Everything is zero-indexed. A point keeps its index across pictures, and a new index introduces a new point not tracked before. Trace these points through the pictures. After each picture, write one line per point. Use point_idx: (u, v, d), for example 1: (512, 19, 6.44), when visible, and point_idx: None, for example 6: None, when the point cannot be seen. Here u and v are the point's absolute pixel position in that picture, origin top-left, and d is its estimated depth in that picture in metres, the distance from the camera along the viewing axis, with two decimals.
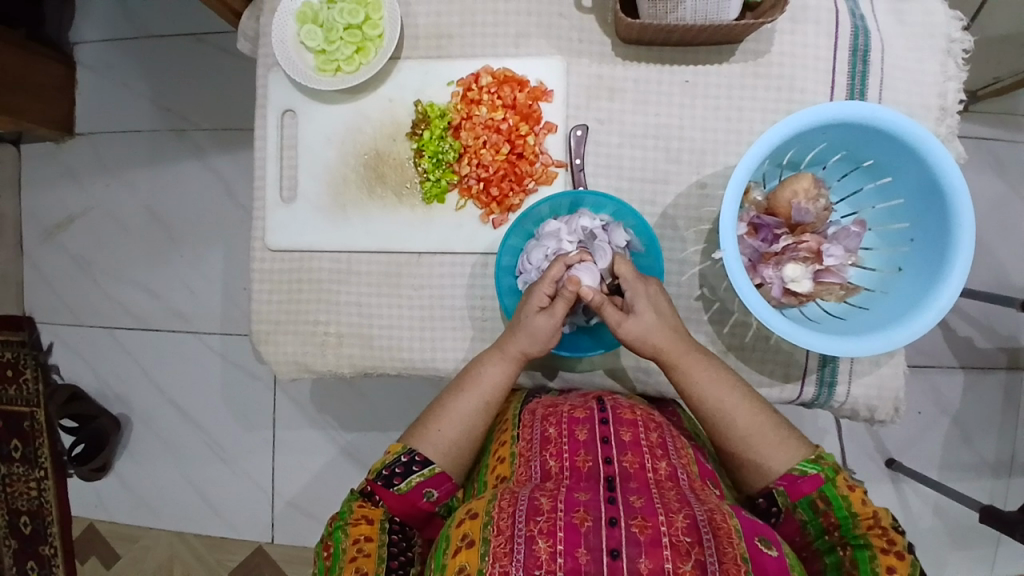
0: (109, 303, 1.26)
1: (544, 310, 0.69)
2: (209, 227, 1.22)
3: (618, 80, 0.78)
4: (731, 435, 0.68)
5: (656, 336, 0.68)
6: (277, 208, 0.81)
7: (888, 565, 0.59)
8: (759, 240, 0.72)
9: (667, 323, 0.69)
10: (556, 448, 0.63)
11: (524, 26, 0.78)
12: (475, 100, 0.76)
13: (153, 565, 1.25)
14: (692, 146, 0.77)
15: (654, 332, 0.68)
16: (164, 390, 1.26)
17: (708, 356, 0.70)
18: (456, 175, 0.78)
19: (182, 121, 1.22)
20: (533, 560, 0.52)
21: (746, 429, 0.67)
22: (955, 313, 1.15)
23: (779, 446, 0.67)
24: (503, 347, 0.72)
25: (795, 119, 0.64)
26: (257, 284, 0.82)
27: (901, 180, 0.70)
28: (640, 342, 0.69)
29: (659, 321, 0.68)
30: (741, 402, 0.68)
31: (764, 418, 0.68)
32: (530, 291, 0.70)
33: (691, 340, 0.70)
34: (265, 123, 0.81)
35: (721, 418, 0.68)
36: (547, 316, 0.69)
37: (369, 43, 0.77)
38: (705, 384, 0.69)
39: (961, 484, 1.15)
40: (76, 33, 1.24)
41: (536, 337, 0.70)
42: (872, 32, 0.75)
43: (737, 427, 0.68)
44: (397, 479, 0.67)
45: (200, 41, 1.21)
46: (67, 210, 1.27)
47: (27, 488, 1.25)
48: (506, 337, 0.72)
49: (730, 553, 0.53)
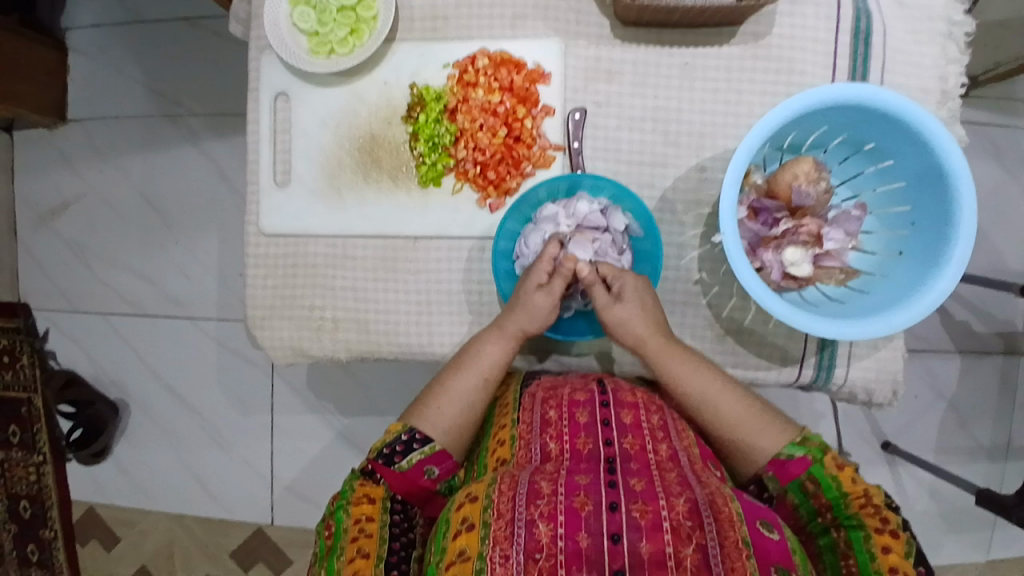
0: (104, 289, 1.26)
1: (541, 289, 0.69)
2: (204, 213, 1.21)
3: (616, 63, 0.77)
4: (716, 424, 0.69)
5: (638, 328, 0.69)
6: (272, 191, 0.80)
7: (884, 544, 0.59)
8: (759, 224, 0.71)
9: (649, 317, 0.69)
10: (556, 431, 0.63)
11: (520, 8, 0.77)
12: (471, 83, 0.75)
13: (153, 549, 1.26)
14: (691, 129, 0.76)
15: (634, 323, 0.69)
16: (161, 376, 1.25)
17: (689, 349, 0.71)
18: (452, 159, 0.77)
19: (175, 105, 1.21)
20: (533, 544, 0.52)
21: (731, 417, 0.68)
22: (954, 298, 1.15)
23: (764, 431, 0.67)
24: (502, 325, 0.72)
25: (796, 101, 0.63)
26: (252, 268, 0.81)
27: (902, 164, 0.69)
28: (622, 331, 0.70)
29: (643, 312, 0.69)
30: (724, 391, 0.69)
31: (747, 406, 0.68)
32: (528, 271, 0.70)
33: (671, 333, 0.71)
34: (259, 106, 0.80)
35: (704, 408, 0.69)
36: (547, 295, 0.69)
37: (364, 25, 0.76)
38: (686, 376, 0.69)
39: (956, 467, 1.16)
40: (66, 15, 1.22)
41: (536, 315, 0.70)
42: (874, 13, 0.74)
43: (723, 415, 0.68)
44: (398, 457, 0.67)
45: (191, 23, 1.19)
46: (60, 195, 1.25)
47: (25, 473, 1.25)
48: (504, 316, 0.72)
49: (731, 538, 0.53)
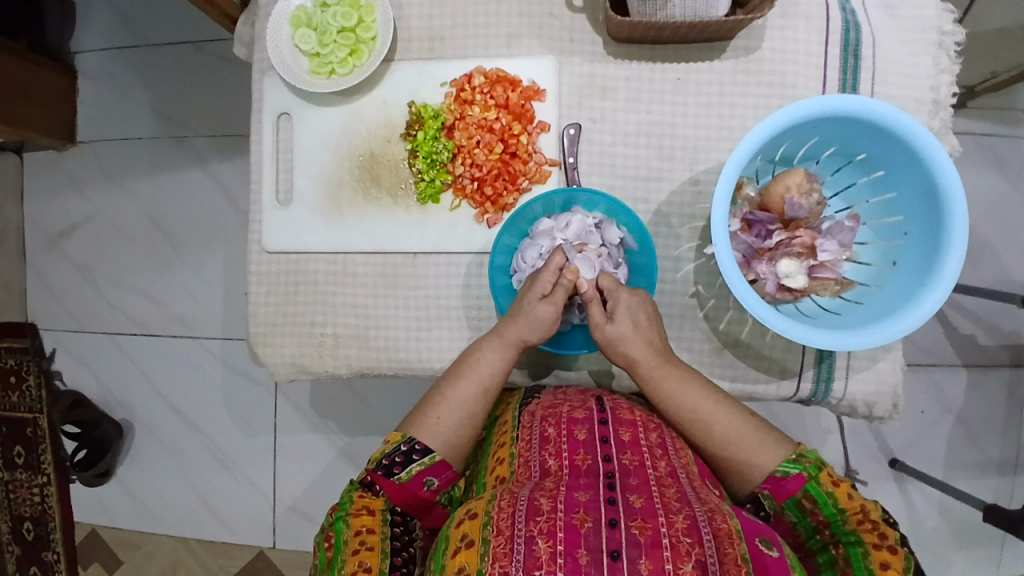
0: (111, 310, 1.27)
1: (545, 299, 0.70)
2: (209, 233, 1.23)
3: (610, 79, 0.78)
4: (711, 444, 0.68)
5: (629, 344, 0.69)
6: (274, 210, 0.81)
7: (882, 561, 0.58)
8: (753, 236, 0.72)
9: (638, 332, 0.69)
10: (555, 448, 0.63)
11: (515, 27, 0.79)
12: (468, 100, 0.77)
13: (157, 571, 1.25)
14: (684, 143, 0.78)
15: (626, 341, 0.69)
16: (166, 396, 1.26)
17: (680, 367, 0.70)
18: (450, 175, 0.78)
19: (182, 128, 1.23)
20: (533, 561, 0.52)
21: (725, 434, 0.67)
22: (956, 310, 1.15)
23: (759, 447, 0.66)
24: (501, 333, 0.72)
25: (785, 113, 0.64)
26: (255, 286, 0.82)
27: (894, 175, 0.69)
28: (614, 350, 0.70)
29: (637, 331, 0.69)
30: (716, 407, 0.68)
31: (740, 422, 0.68)
32: (533, 280, 0.71)
33: (662, 350, 0.71)
34: (262, 126, 0.82)
35: (698, 427, 0.68)
36: (551, 304, 0.69)
37: (363, 45, 0.78)
38: (677, 395, 0.69)
39: (965, 482, 1.15)
40: (77, 41, 1.25)
41: (537, 324, 0.70)
42: (863, 26, 0.75)
43: (717, 433, 0.68)
44: (398, 468, 0.66)
45: (198, 48, 1.22)
46: (69, 217, 1.28)
47: (30, 495, 1.25)
48: (505, 323, 0.72)
49: (731, 554, 0.53)
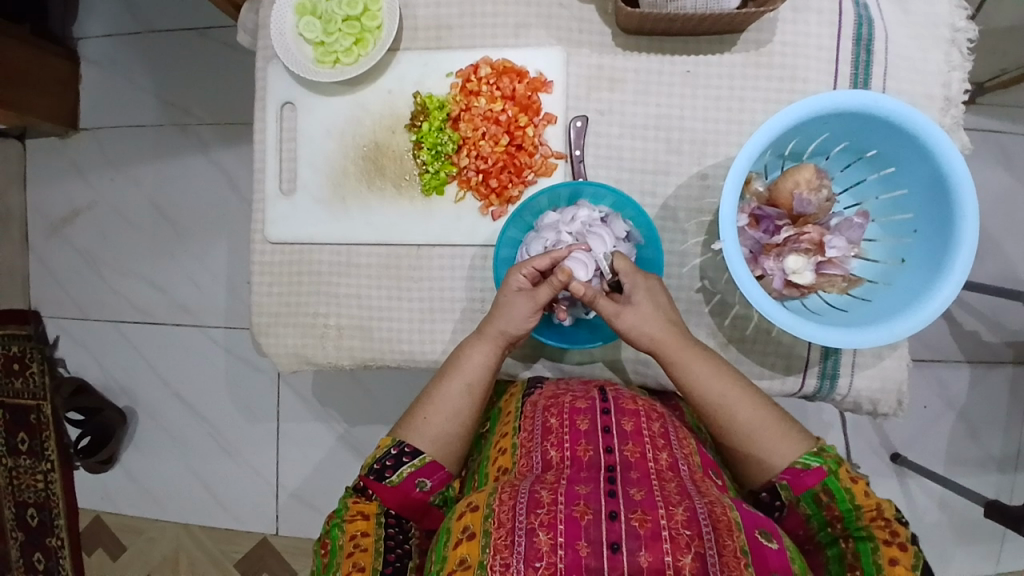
0: (115, 297, 1.27)
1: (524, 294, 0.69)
2: (212, 221, 1.23)
3: (619, 71, 0.77)
4: (729, 431, 0.68)
5: (651, 327, 0.68)
6: (278, 200, 0.81)
7: (890, 557, 0.60)
8: (761, 232, 0.71)
9: (662, 315, 0.68)
10: (557, 438, 0.63)
11: (523, 17, 0.78)
12: (474, 91, 0.76)
13: (159, 557, 1.26)
14: (692, 137, 0.77)
15: (649, 323, 0.68)
16: (169, 383, 1.26)
17: (707, 350, 0.70)
18: (455, 167, 0.78)
19: (185, 116, 1.22)
20: (533, 553, 0.52)
21: (747, 422, 0.67)
22: (960, 306, 1.14)
23: (779, 439, 0.66)
24: (483, 330, 0.71)
25: (796, 108, 0.63)
26: (258, 276, 0.82)
27: (905, 171, 0.69)
28: (635, 335, 0.69)
29: (656, 311, 0.68)
30: (740, 394, 0.68)
31: (763, 411, 0.67)
32: (510, 275, 0.70)
33: (687, 333, 0.70)
34: (266, 115, 0.81)
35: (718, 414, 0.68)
36: (535, 298, 0.68)
37: (368, 35, 0.77)
38: (700, 377, 0.68)
39: (967, 478, 1.15)
40: (79, 27, 1.24)
41: (514, 318, 0.70)
42: (876, 20, 0.74)
43: (738, 420, 0.67)
44: (389, 471, 0.66)
45: (201, 35, 1.21)
46: (72, 205, 1.27)
47: (33, 480, 1.26)
48: (486, 321, 0.72)
49: (730, 547, 0.53)
